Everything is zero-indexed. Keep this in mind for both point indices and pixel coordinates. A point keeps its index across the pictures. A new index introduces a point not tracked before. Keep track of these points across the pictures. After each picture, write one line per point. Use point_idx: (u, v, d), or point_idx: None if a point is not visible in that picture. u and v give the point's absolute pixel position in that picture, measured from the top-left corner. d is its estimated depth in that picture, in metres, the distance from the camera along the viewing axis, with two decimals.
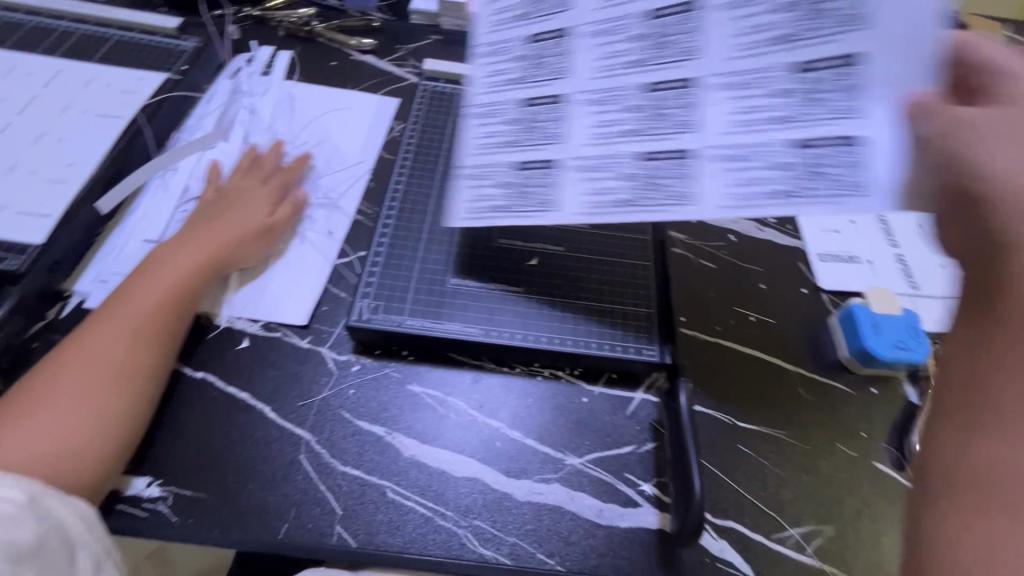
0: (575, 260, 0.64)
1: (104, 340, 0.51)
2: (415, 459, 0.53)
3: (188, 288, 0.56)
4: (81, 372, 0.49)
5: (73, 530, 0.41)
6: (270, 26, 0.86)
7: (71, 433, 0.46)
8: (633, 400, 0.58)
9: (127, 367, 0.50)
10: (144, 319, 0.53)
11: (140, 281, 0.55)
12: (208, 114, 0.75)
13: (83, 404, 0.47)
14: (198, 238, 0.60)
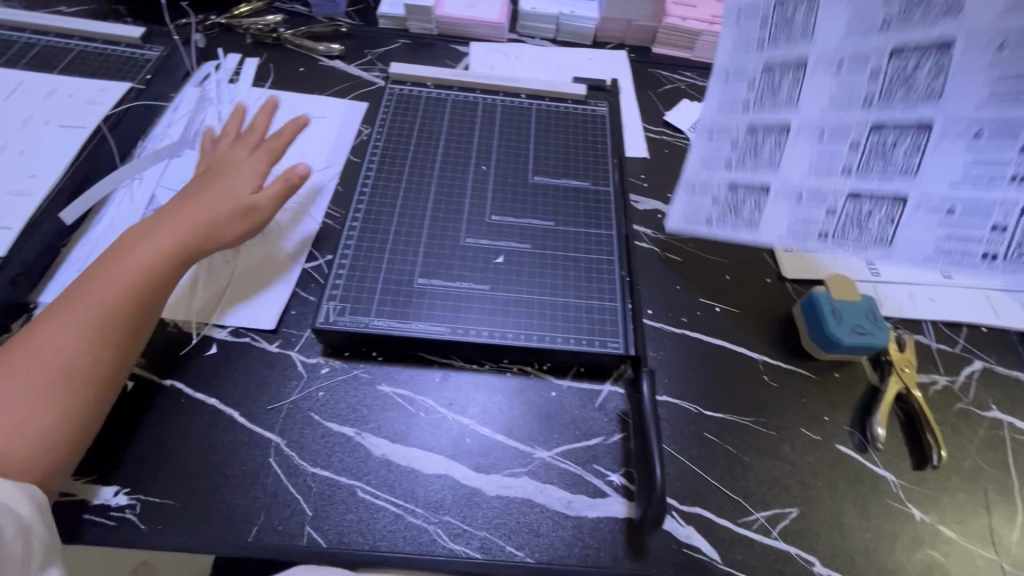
0: (541, 255, 0.64)
1: (63, 333, 0.49)
2: (385, 458, 0.53)
3: (155, 279, 0.54)
4: (37, 365, 0.48)
5: (26, 519, 0.43)
6: (237, 33, 0.86)
7: (23, 429, 0.45)
8: (601, 392, 0.59)
9: (86, 363, 0.49)
10: (106, 312, 0.51)
11: (105, 269, 0.53)
12: (175, 122, 0.75)
13: (36, 401, 0.47)
14: (169, 223, 0.57)
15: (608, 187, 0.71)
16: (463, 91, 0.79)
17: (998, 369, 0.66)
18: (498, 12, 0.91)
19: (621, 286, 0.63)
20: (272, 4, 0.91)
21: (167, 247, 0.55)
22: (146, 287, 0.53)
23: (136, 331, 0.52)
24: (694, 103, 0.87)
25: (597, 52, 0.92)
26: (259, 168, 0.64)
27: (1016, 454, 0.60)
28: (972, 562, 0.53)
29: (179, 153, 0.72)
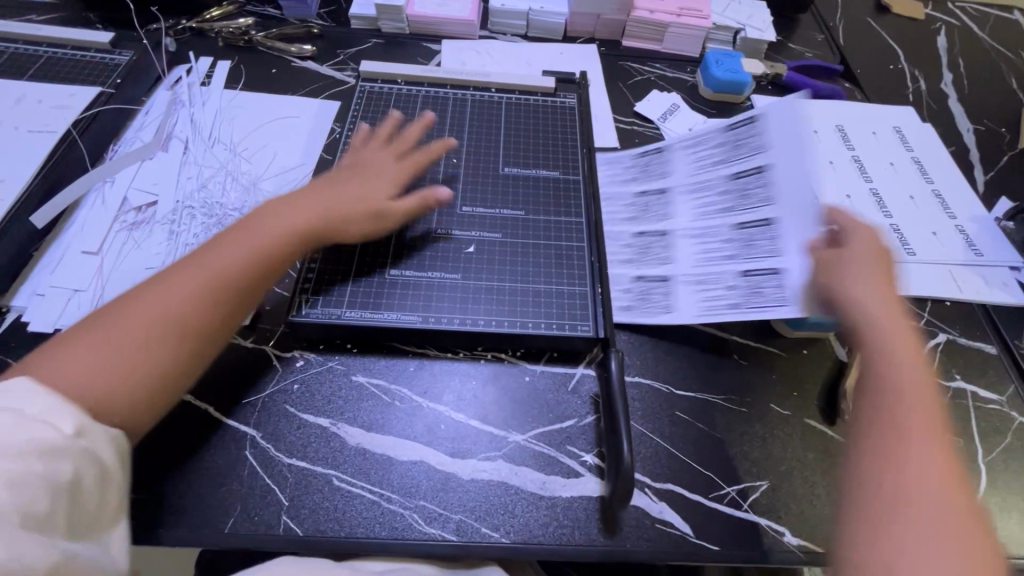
0: (512, 245, 0.66)
1: (172, 286, 0.51)
2: (361, 447, 0.54)
3: (268, 259, 0.55)
4: (140, 315, 0.49)
5: (107, 464, 0.43)
6: (208, 37, 0.86)
7: (116, 370, 0.47)
8: (574, 376, 0.60)
9: (184, 322, 0.50)
10: (215, 276, 0.52)
11: (230, 237, 0.55)
12: (146, 126, 0.76)
13: (133, 348, 0.48)
14: (298, 207, 0.59)
15: (578, 177, 0.72)
16: (434, 87, 0.80)
17: (961, 341, 0.67)
18: (469, 10, 0.92)
19: (591, 271, 0.64)
20: (244, 7, 0.91)
21: (287, 231, 0.56)
22: (258, 265, 0.54)
23: (235, 305, 0.53)
24: (664, 93, 0.89)
25: (568, 47, 0.93)
26: (398, 174, 0.65)
27: (979, 422, 0.61)
28: None
29: (152, 155, 0.72)
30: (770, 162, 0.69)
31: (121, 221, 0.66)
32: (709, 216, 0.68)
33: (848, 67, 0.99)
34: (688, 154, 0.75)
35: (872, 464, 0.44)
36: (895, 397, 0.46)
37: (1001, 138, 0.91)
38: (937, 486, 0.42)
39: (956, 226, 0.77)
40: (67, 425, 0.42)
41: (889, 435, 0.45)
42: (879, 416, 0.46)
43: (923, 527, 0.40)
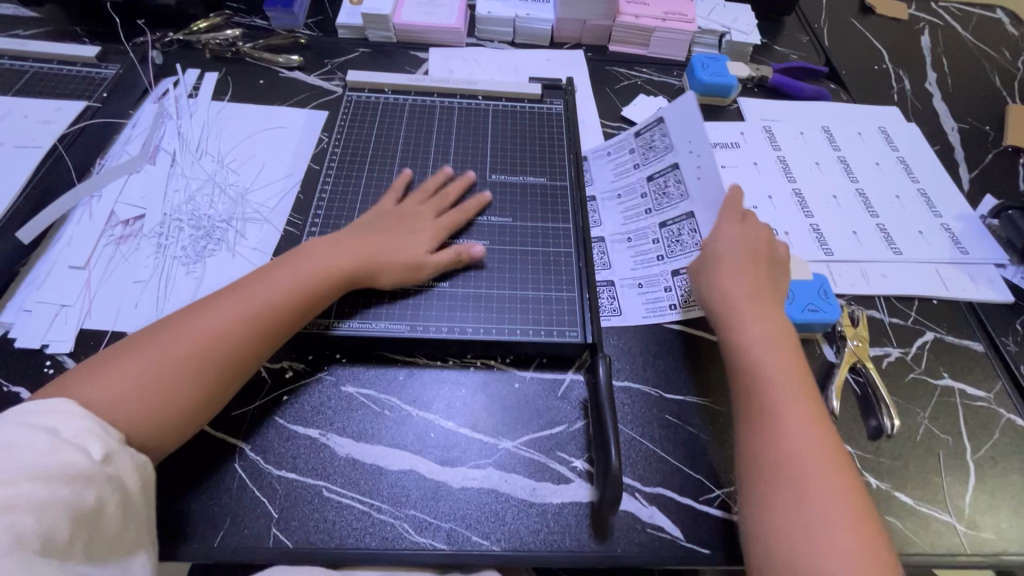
0: (500, 252, 0.66)
1: (213, 314, 0.52)
2: (351, 457, 0.54)
3: (310, 296, 0.55)
4: (173, 342, 0.50)
5: (131, 492, 0.43)
6: (196, 49, 0.87)
7: (154, 395, 0.47)
8: (564, 381, 0.60)
9: (222, 352, 0.50)
10: (258, 309, 0.53)
11: (278, 269, 0.56)
12: (133, 139, 0.76)
13: (173, 373, 0.48)
14: (343, 247, 0.59)
15: (565, 183, 0.73)
16: (421, 95, 0.81)
17: (948, 339, 0.68)
18: (456, 18, 0.92)
19: (579, 277, 0.64)
20: (231, 18, 0.91)
21: (330, 271, 0.57)
22: (298, 304, 0.55)
23: (274, 340, 0.53)
24: (651, 97, 0.89)
25: (555, 53, 0.94)
26: (443, 226, 0.65)
27: (967, 419, 0.62)
28: (927, 526, 0.55)
29: (140, 168, 0.72)
30: (677, 156, 0.73)
31: (109, 235, 0.66)
32: (640, 219, 0.72)
33: (833, 68, 1.00)
34: (637, 152, 0.77)
35: (756, 432, 0.52)
36: (768, 368, 0.54)
37: (985, 136, 0.92)
38: (812, 439, 0.50)
39: (941, 224, 0.78)
40: (96, 450, 0.42)
41: (769, 404, 0.52)
42: (759, 388, 0.54)
43: (812, 478, 0.48)
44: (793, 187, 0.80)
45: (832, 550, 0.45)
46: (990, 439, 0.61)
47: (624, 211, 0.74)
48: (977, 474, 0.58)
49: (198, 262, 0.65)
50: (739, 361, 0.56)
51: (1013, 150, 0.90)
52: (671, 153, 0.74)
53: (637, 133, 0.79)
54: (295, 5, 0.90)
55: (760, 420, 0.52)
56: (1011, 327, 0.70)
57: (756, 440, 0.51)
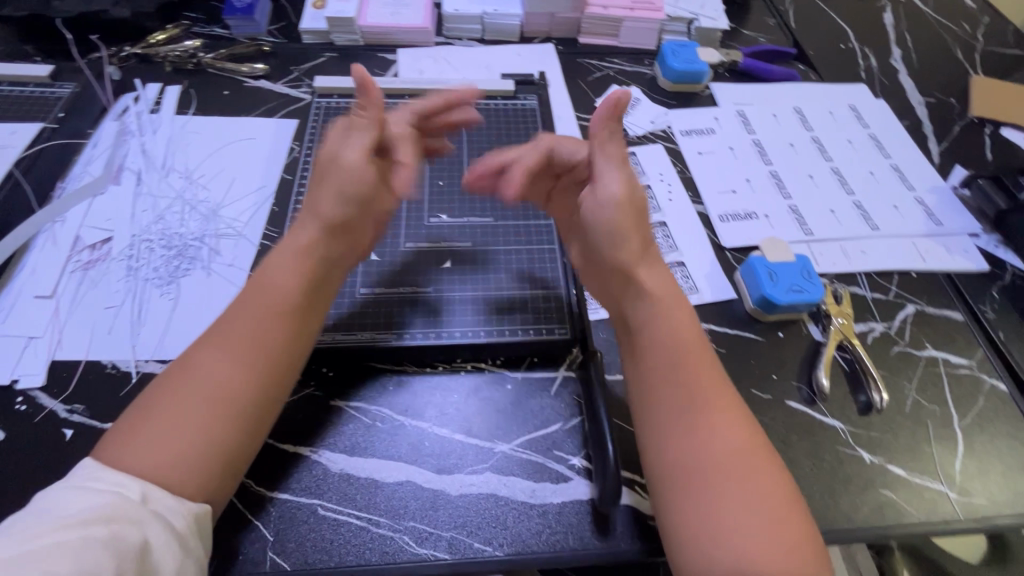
0: (482, 253, 0.66)
1: (214, 359, 0.47)
2: (344, 473, 0.52)
3: (301, 304, 0.51)
4: (185, 400, 0.45)
5: (179, 532, 0.40)
6: (155, 62, 0.84)
7: (178, 458, 0.42)
8: (555, 379, 0.59)
9: (236, 393, 0.46)
10: (257, 340, 0.48)
11: (256, 290, 0.50)
12: (95, 158, 0.73)
13: (193, 431, 0.44)
14: (311, 228, 0.53)
15: None
16: (392, 98, 0.79)
17: (929, 310, 0.69)
18: (423, 17, 0.91)
19: (563, 272, 0.64)
20: (190, 29, 0.89)
21: (309, 269, 0.52)
22: (292, 320, 0.50)
23: (286, 365, 0.49)
24: (624, 87, 0.89)
25: (525, 48, 0.93)
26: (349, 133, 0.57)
27: (952, 387, 0.63)
28: (922, 496, 0.56)
29: (103, 189, 0.70)
30: (650, 181, 0.78)
31: (75, 262, 0.63)
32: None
33: (800, 49, 1.01)
34: None
35: (670, 431, 0.48)
36: (673, 359, 0.51)
37: (951, 108, 0.94)
38: (728, 430, 0.47)
39: (915, 197, 0.79)
40: (133, 490, 0.40)
41: (676, 398, 0.49)
42: (666, 382, 0.50)
43: (732, 467, 0.45)
44: (770, 170, 0.80)
45: (754, 543, 0.42)
46: (975, 406, 0.62)
47: None
48: (964, 440, 0.60)
49: (172, 283, 0.63)
50: (652, 340, 0.52)
51: (979, 121, 0.92)
52: (641, 175, 0.79)
53: None
54: (255, 12, 0.88)
55: (673, 415, 0.48)
56: (988, 294, 0.71)
57: (679, 441, 0.47)
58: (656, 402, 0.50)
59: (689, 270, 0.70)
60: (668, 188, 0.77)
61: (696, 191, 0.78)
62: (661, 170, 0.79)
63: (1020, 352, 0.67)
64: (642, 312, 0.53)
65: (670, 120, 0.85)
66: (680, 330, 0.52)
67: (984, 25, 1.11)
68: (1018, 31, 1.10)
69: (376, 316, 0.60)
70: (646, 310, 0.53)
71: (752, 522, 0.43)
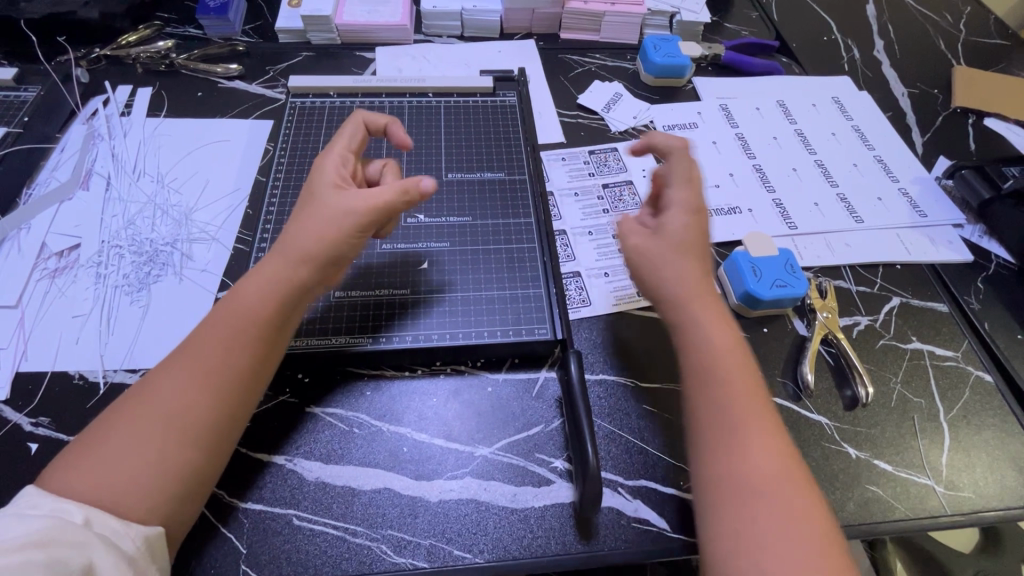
0: (460, 253, 0.64)
1: (175, 381, 0.46)
2: (321, 481, 0.51)
3: (265, 329, 0.49)
4: (141, 423, 0.44)
5: (129, 554, 0.39)
6: (126, 64, 0.82)
7: (126, 483, 0.42)
8: (537, 380, 0.58)
9: (191, 418, 0.45)
10: (217, 365, 0.47)
11: (221, 313, 0.49)
12: (63, 163, 0.71)
13: (143, 456, 0.43)
14: (283, 256, 0.51)
15: (523, 175, 0.71)
16: (369, 97, 0.78)
17: (914, 303, 0.68)
18: (401, 14, 0.89)
19: (544, 272, 0.63)
20: (162, 29, 0.87)
21: (279, 294, 0.50)
22: (256, 346, 0.49)
23: (251, 386, 0.49)
24: (606, 83, 0.88)
25: (506, 44, 0.92)
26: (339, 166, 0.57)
27: (938, 380, 0.63)
28: (909, 491, 0.55)
29: (71, 196, 0.68)
30: (633, 177, 0.77)
31: (42, 270, 0.62)
32: (597, 218, 0.72)
33: (783, 42, 1.00)
34: (591, 164, 0.77)
35: (710, 451, 0.47)
36: (718, 376, 0.50)
37: (934, 98, 0.94)
38: (770, 455, 0.46)
39: (899, 189, 0.79)
40: (75, 514, 0.39)
41: (721, 417, 0.48)
42: (710, 399, 0.49)
43: (767, 490, 0.44)
44: (754, 164, 0.80)
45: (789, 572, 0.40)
46: (961, 399, 0.61)
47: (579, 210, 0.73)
48: (950, 433, 0.59)
49: (142, 290, 0.61)
50: (700, 360, 0.51)
51: (962, 111, 0.92)
52: (624, 171, 0.77)
53: (587, 149, 0.79)
54: (229, 11, 0.86)
55: (713, 436, 0.48)
56: (972, 285, 0.71)
57: (717, 464, 0.46)
58: (701, 423, 0.49)
59: None
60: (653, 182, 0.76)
61: None
62: (644, 166, 0.78)
63: (1006, 343, 0.67)
64: (692, 336, 0.53)
65: (652, 115, 0.84)
66: (728, 356, 0.51)
67: (967, 15, 1.11)
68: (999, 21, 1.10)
69: (354, 321, 0.58)
70: (697, 336, 0.52)
71: (786, 546, 0.41)
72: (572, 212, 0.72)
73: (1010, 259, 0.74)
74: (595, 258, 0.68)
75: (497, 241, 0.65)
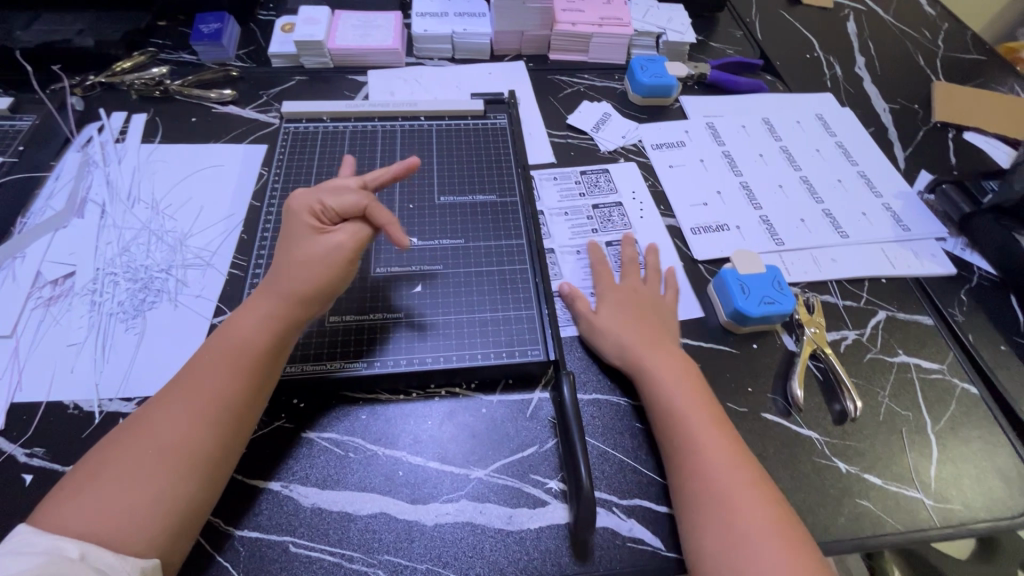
0: (453, 276, 0.65)
1: (175, 414, 0.47)
2: (317, 507, 0.51)
3: (262, 363, 0.51)
4: (141, 454, 0.45)
5: None
6: (121, 90, 0.83)
7: (127, 513, 0.42)
8: (532, 401, 0.59)
9: (190, 448, 0.46)
10: (216, 397, 0.48)
11: (218, 349, 0.51)
12: (58, 191, 0.71)
13: (143, 485, 0.43)
14: (274, 296, 0.53)
15: (514, 197, 0.72)
16: (361, 121, 0.79)
17: (900, 316, 0.70)
18: (393, 38, 0.91)
19: (536, 293, 0.64)
20: (157, 55, 0.88)
21: (274, 329, 0.52)
22: (252, 377, 0.50)
23: (248, 418, 0.50)
24: (595, 103, 0.90)
25: (496, 67, 0.93)
26: (314, 210, 0.57)
27: (925, 393, 0.64)
28: (899, 506, 0.56)
29: (66, 224, 0.68)
30: (623, 199, 0.78)
31: (36, 299, 0.62)
32: (585, 237, 0.73)
33: (767, 61, 1.02)
34: (582, 185, 0.79)
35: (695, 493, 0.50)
36: (694, 435, 0.53)
37: (915, 113, 0.96)
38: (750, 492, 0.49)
39: (882, 204, 0.80)
40: (71, 549, 0.39)
41: (714, 464, 0.51)
42: (700, 452, 0.52)
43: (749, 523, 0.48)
44: (740, 181, 0.81)
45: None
46: (948, 411, 0.63)
47: (569, 230, 0.74)
48: (939, 446, 0.60)
49: (137, 317, 0.61)
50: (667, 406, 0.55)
51: (942, 126, 0.94)
52: (614, 192, 0.78)
53: (580, 169, 0.80)
54: (223, 37, 0.87)
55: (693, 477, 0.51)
56: (956, 298, 0.73)
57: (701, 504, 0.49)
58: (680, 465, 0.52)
59: None
60: (643, 203, 0.78)
61: (668, 204, 0.78)
62: (634, 189, 0.79)
63: (990, 355, 0.68)
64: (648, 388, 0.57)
65: (640, 134, 0.86)
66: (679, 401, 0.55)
67: (945, 31, 1.14)
68: (975, 36, 1.13)
69: (348, 346, 0.59)
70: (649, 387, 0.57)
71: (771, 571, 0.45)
72: (561, 231, 0.73)
73: (991, 271, 0.75)
74: (583, 276, 0.69)
75: (489, 264, 0.66)
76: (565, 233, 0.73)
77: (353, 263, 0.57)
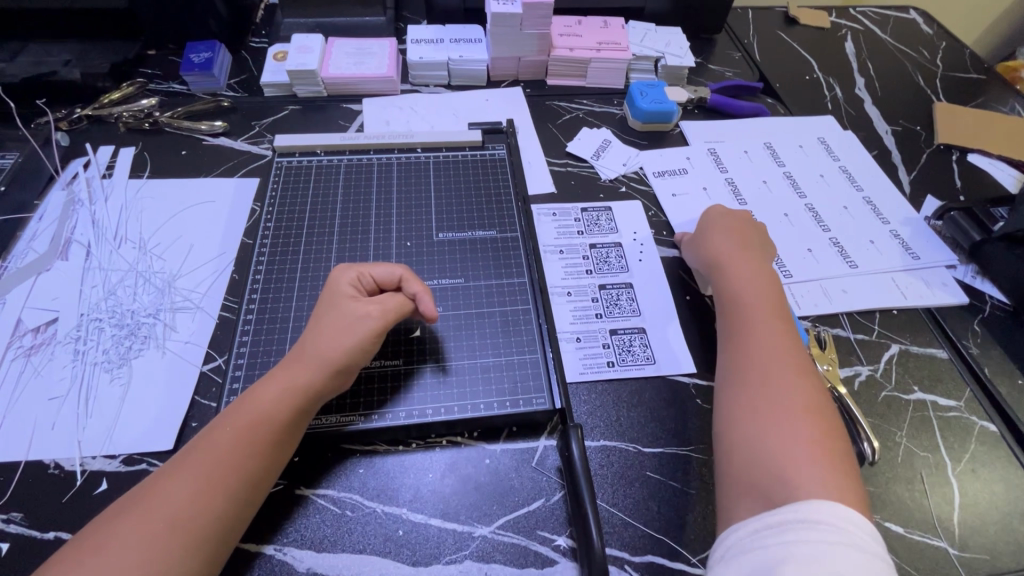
0: (453, 317, 0.63)
1: (183, 483, 0.45)
2: (312, 571, 0.48)
3: (282, 435, 0.50)
4: (144, 525, 0.43)
5: None
6: (108, 123, 0.81)
7: None
8: (537, 450, 0.56)
9: (194, 522, 0.44)
10: (230, 469, 0.46)
11: (237, 417, 0.49)
12: (41, 232, 0.69)
13: (148, 556, 0.41)
14: (305, 366, 0.52)
15: (515, 233, 0.70)
16: (357, 154, 0.77)
17: (914, 350, 0.68)
18: (388, 66, 0.89)
19: (539, 335, 0.62)
20: (145, 86, 0.86)
21: (296, 399, 0.51)
22: (269, 450, 0.48)
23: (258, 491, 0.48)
24: (595, 130, 0.88)
25: (493, 93, 0.92)
26: (353, 281, 0.57)
27: (944, 432, 0.61)
28: (924, 554, 0.53)
29: (49, 266, 0.66)
30: (623, 239, 0.75)
31: (16, 348, 0.59)
32: (579, 278, 0.70)
33: (767, 83, 1.01)
34: (582, 222, 0.76)
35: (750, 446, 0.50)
36: (758, 398, 0.53)
37: (918, 135, 0.95)
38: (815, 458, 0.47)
39: (890, 231, 0.79)
40: None
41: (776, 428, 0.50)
42: (768, 411, 0.51)
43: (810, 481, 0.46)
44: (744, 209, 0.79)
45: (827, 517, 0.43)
46: (966, 450, 0.60)
47: (562, 270, 0.71)
48: (960, 488, 0.58)
49: (122, 365, 0.59)
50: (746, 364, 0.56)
51: (946, 148, 0.93)
52: (614, 234, 0.76)
53: (580, 207, 0.78)
54: (214, 67, 0.86)
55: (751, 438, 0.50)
56: (970, 329, 0.71)
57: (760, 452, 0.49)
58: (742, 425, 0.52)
59: (652, 340, 0.65)
60: (642, 242, 0.75)
61: (671, 233, 0.76)
62: (636, 229, 0.76)
63: (1008, 389, 0.66)
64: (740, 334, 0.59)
65: (641, 161, 0.84)
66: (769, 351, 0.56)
67: (943, 51, 1.14)
68: (974, 55, 1.12)
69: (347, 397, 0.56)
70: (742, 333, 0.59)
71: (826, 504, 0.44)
72: (556, 270, 0.71)
73: (1004, 300, 0.73)
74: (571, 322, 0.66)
75: (489, 304, 0.64)
76: (559, 274, 0.71)
77: (381, 335, 0.55)
